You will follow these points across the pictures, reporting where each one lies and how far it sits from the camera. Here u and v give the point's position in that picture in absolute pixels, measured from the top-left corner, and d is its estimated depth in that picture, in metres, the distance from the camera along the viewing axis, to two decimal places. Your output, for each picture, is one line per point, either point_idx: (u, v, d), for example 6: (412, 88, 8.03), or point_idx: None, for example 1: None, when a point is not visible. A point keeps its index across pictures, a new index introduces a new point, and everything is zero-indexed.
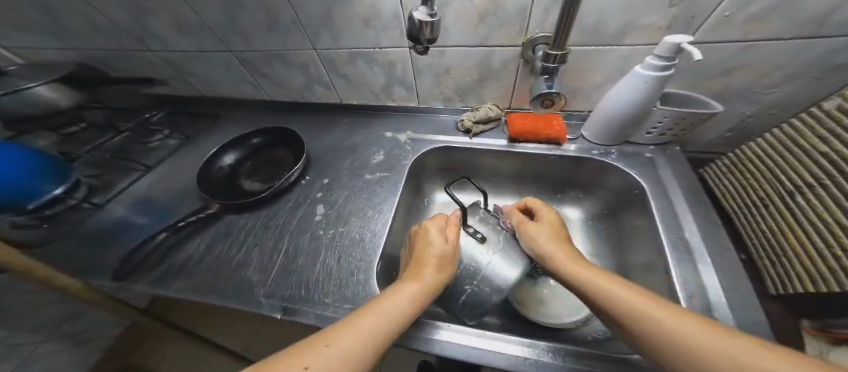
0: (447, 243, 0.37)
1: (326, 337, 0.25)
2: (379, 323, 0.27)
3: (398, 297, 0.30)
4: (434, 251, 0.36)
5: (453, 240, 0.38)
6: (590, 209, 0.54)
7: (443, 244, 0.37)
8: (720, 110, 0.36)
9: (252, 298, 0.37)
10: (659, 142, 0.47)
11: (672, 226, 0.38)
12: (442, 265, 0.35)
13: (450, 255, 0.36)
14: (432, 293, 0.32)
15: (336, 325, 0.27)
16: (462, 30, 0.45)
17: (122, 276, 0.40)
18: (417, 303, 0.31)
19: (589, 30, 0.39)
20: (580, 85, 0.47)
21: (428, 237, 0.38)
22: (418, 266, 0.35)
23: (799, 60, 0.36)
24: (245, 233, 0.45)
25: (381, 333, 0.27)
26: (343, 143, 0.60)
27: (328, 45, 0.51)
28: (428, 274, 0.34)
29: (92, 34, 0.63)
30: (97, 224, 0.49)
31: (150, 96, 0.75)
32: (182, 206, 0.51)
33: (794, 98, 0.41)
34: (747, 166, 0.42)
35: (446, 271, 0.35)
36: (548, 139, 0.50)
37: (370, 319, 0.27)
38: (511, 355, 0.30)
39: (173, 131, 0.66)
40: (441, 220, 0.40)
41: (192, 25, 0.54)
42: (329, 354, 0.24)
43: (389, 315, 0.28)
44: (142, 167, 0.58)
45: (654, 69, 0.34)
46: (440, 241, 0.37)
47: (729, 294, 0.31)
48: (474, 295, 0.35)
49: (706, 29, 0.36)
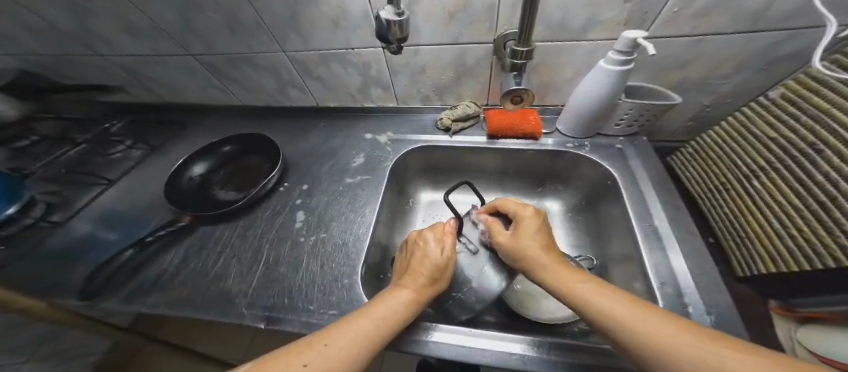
0: (443, 254, 0.35)
1: (325, 337, 0.26)
2: (372, 328, 0.27)
3: (393, 302, 0.30)
4: (429, 261, 0.34)
5: (450, 251, 0.36)
6: (570, 200, 0.55)
7: (439, 255, 0.35)
8: (678, 101, 0.39)
9: (230, 311, 0.36)
10: (627, 134, 0.49)
11: (643, 215, 0.40)
12: (436, 278, 0.34)
13: (445, 267, 0.35)
14: (426, 301, 0.32)
15: (330, 327, 0.27)
16: (434, 29, 0.44)
17: (88, 296, 0.38)
18: (411, 310, 0.30)
19: (554, 27, 0.40)
20: (551, 80, 0.48)
21: (424, 247, 0.36)
22: (414, 273, 0.34)
23: (746, 51, 0.38)
24: (221, 245, 0.44)
25: (375, 338, 0.27)
26: (322, 147, 0.59)
27: (298, 47, 0.50)
28: (422, 283, 0.33)
29: (41, 40, 0.59)
30: (61, 243, 0.46)
31: (109, 104, 0.71)
32: (153, 220, 0.48)
33: (745, 87, 0.43)
34: (708, 154, 0.45)
35: (439, 282, 0.34)
36: (524, 134, 0.51)
37: (363, 322, 0.27)
38: (497, 351, 0.31)
39: (136, 141, 0.63)
40: (439, 230, 0.38)
41: (152, 30, 0.51)
42: (327, 352, 0.24)
43: (383, 320, 0.28)
44: (103, 180, 0.55)
45: (616, 63, 0.36)
46: (436, 251, 0.35)
47: (695, 277, 0.33)
48: (460, 302, 0.36)
49: (659, 24, 0.37)
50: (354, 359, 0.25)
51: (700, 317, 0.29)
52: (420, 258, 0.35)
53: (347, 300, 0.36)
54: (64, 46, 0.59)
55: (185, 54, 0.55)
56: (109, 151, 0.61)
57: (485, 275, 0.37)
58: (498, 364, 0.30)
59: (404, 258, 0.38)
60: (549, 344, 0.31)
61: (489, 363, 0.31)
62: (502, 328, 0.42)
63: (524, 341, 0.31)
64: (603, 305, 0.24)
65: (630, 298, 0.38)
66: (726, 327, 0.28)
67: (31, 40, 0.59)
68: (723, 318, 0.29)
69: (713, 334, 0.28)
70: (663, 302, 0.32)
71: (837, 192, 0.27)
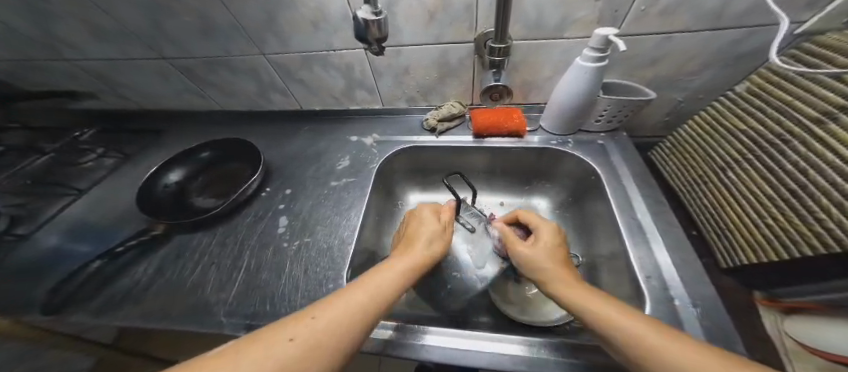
0: (438, 223, 0.40)
1: (313, 310, 0.23)
2: (364, 299, 0.25)
3: (389, 271, 0.30)
4: (427, 227, 0.38)
5: (447, 221, 0.41)
6: (557, 197, 0.56)
7: (437, 225, 0.39)
8: (653, 96, 0.39)
9: (208, 321, 0.34)
10: (608, 129, 0.50)
11: (625, 209, 0.41)
12: (432, 241, 0.37)
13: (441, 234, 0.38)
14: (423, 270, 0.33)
15: (322, 301, 0.25)
16: (414, 29, 0.44)
17: (54, 311, 0.35)
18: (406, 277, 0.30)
19: (531, 25, 0.40)
20: (533, 79, 0.49)
21: (421, 217, 0.41)
22: (411, 241, 0.37)
23: (713, 48, 0.40)
24: (199, 253, 0.42)
25: (367, 310, 0.25)
26: (306, 150, 0.58)
27: (277, 49, 0.49)
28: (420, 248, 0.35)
29: (4, 46, 0.56)
30: (26, 257, 0.43)
31: (81, 111, 0.68)
32: (128, 230, 0.46)
33: (716, 83, 0.45)
34: (685, 148, 0.46)
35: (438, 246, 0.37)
36: (509, 132, 0.51)
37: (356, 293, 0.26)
38: (486, 353, 0.30)
39: (108, 149, 0.61)
40: (435, 206, 0.44)
41: (124, 34, 0.50)
42: (314, 326, 0.22)
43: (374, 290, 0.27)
44: (73, 190, 0.53)
45: (591, 60, 0.36)
46: (431, 219, 0.40)
47: (678, 269, 0.33)
48: None
49: (629, 21, 0.38)
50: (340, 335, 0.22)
51: (686, 310, 0.29)
52: (417, 225, 0.40)
53: None
54: (29, 51, 0.56)
55: (159, 58, 0.54)
56: (79, 160, 0.58)
57: None
58: (487, 366, 0.30)
59: (403, 230, 0.42)
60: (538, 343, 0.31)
61: (477, 366, 0.30)
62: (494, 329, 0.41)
63: (520, 340, 0.31)
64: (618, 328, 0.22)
65: (618, 293, 0.38)
66: (711, 320, 0.28)
67: None
68: (708, 310, 0.29)
69: (699, 327, 0.28)
70: (649, 296, 0.32)
71: (807, 181, 0.28)
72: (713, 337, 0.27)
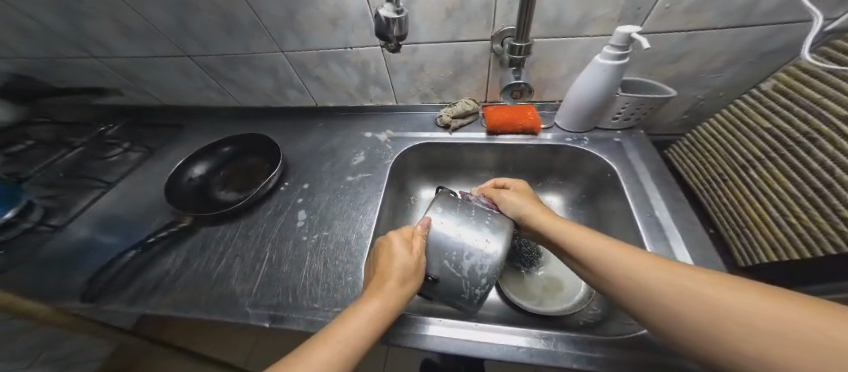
0: (411, 254, 0.32)
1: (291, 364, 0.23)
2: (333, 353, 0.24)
3: (359, 318, 0.27)
4: (398, 262, 0.31)
5: (418, 251, 0.33)
6: (570, 194, 0.56)
7: (407, 256, 0.31)
8: (673, 95, 0.39)
9: (238, 309, 0.36)
10: (624, 127, 0.50)
11: (643, 206, 0.41)
12: (404, 279, 0.30)
13: (413, 266, 0.32)
14: (396, 308, 0.29)
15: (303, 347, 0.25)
16: (430, 27, 0.45)
17: (92, 298, 0.38)
18: (376, 322, 0.27)
19: (551, 23, 0.40)
20: (549, 76, 0.49)
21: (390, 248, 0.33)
22: (381, 276, 0.31)
23: (736, 46, 0.39)
24: (224, 245, 0.44)
25: (385, 314, 0.28)
26: (321, 146, 0.59)
27: (296, 46, 0.50)
28: (391, 287, 0.30)
29: (33, 44, 0.58)
30: (60, 248, 0.45)
31: (103, 107, 0.70)
32: (155, 222, 0.48)
33: (736, 81, 0.44)
34: (703, 146, 0.45)
35: (413, 280, 0.31)
36: (523, 129, 0.51)
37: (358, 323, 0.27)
38: (506, 345, 0.31)
39: (133, 144, 0.63)
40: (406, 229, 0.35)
41: (148, 32, 0.51)
42: None
43: (346, 340, 0.25)
44: (102, 184, 0.55)
45: (611, 58, 0.36)
46: (402, 252, 0.32)
47: (699, 266, 0.33)
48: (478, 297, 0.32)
49: (652, 20, 0.38)
50: (374, 331, 0.27)
51: None
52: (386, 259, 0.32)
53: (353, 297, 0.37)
54: (59, 49, 0.58)
55: (182, 55, 0.55)
56: (107, 154, 0.61)
57: (484, 253, 0.32)
58: (506, 358, 0.31)
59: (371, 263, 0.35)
60: (555, 336, 0.31)
61: (497, 357, 0.31)
62: (509, 323, 0.42)
63: (542, 334, 0.31)
64: (622, 268, 0.24)
65: None
66: None
67: (22, 43, 0.59)
68: None
69: None
70: None
71: (833, 179, 0.28)
72: None
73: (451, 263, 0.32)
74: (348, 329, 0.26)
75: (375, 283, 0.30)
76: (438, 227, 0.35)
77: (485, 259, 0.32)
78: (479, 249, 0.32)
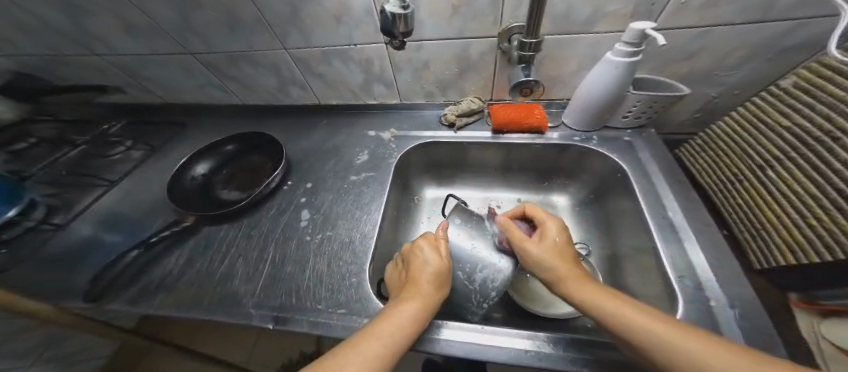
0: (442, 260, 0.34)
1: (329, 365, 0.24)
2: (379, 350, 0.25)
3: (399, 319, 0.28)
4: (430, 268, 0.33)
5: (447, 258, 0.35)
6: (577, 194, 0.55)
7: (438, 262, 0.33)
8: (687, 93, 0.38)
9: (242, 310, 0.35)
10: (635, 126, 0.49)
11: (655, 207, 0.40)
12: (439, 283, 0.32)
13: (444, 272, 0.33)
14: (435, 309, 0.30)
15: (341, 348, 0.26)
16: (436, 24, 0.44)
17: (95, 298, 0.37)
18: (417, 323, 0.28)
19: (561, 19, 0.39)
20: (557, 74, 0.48)
21: (420, 255, 0.34)
22: (416, 281, 0.32)
23: (753, 43, 0.38)
24: (226, 245, 0.43)
25: (425, 315, 0.29)
26: (324, 145, 0.59)
27: (299, 44, 0.50)
28: (427, 290, 0.31)
29: (34, 41, 0.58)
30: (62, 247, 0.45)
31: (105, 105, 0.70)
32: (157, 221, 0.48)
33: (752, 78, 0.43)
34: (718, 145, 0.44)
35: (444, 287, 0.32)
36: (530, 128, 0.50)
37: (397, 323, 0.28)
38: (514, 349, 0.30)
39: (135, 142, 0.62)
40: (430, 239, 0.36)
41: (151, 30, 0.51)
42: None
43: (389, 338, 0.27)
44: (105, 182, 0.54)
45: (623, 55, 0.35)
46: (434, 259, 0.34)
47: (714, 269, 0.32)
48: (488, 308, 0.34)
49: (666, 15, 0.37)
50: (414, 331, 0.28)
51: (722, 311, 0.29)
52: (417, 264, 0.34)
53: (358, 298, 0.36)
54: (61, 47, 0.58)
55: (184, 52, 0.55)
56: (109, 153, 0.60)
57: (495, 265, 0.34)
58: (515, 362, 0.30)
59: (400, 269, 0.36)
60: (565, 339, 0.30)
61: (505, 361, 0.30)
62: (515, 325, 0.41)
63: (553, 339, 0.31)
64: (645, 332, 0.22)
65: (644, 292, 0.38)
66: (749, 321, 0.27)
67: (24, 41, 0.58)
68: (746, 312, 0.28)
69: (736, 328, 0.27)
70: (683, 296, 0.31)
71: None
72: (750, 338, 0.27)
73: (461, 275, 0.35)
74: (389, 330, 0.27)
75: (409, 286, 0.32)
76: (454, 241, 0.37)
77: (497, 273, 0.34)
78: (493, 264, 0.34)
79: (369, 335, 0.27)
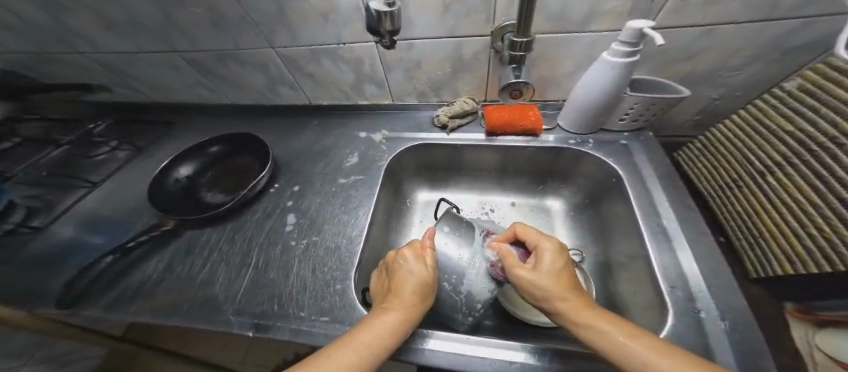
0: (428, 270, 0.32)
1: None
2: (355, 359, 0.24)
3: (379, 327, 0.27)
4: (414, 277, 0.31)
5: (432, 267, 0.33)
6: (573, 199, 0.53)
7: (423, 270, 0.32)
8: (686, 95, 0.36)
9: (220, 316, 0.34)
10: (632, 129, 0.47)
11: (650, 213, 0.38)
12: (423, 293, 0.31)
13: (429, 282, 0.32)
14: (417, 319, 0.29)
15: (316, 357, 0.25)
16: (426, 22, 0.42)
17: (68, 305, 0.36)
18: (397, 333, 0.27)
19: (555, 17, 0.38)
20: (552, 74, 0.46)
21: (404, 265, 0.33)
22: (399, 291, 0.30)
23: (757, 43, 0.36)
24: (209, 249, 0.42)
25: (406, 324, 0.28)
26: (314, 146, 0.57)
27: (287, 42, 0.48)
28: (410, 299, 0.30)
29: (18, 38, 0.57)
30: (42, 249, 0.44)
31: (93, 104, 0.69)
32: (140, 223, 0.47)
33: (756, 79, 0.41)
34: (717, 149, 0.43)
35: (428, 297, 0.31)
36: (524, 131, 0.49)
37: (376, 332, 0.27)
38: (497, 360, 0.29)
39: (121, 142, 0.61)
40: (417, 247, 0.35)
41: (135, 27, 0.50)
42: None
43: (366, 347, 0.25)
44: (87, 183, 0.53)
45: (619, 55, 0.34)
46: (419, 268, 0.32)
47: (711, 279, 0.31)
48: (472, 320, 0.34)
49: (666, 13, 0.35)
50: (394, 340, 0.27)
51: (713, 324, 0.27)
52: (402, 274, 0.32)
53: (340, 306, 0.35)
54: (46, 44, 0.57)
55: (171, 51, 0.53)
56: (93, 153, 0.59)
57: (483, 277, 0.33)
58: None
59: (383, 281, 0.34)
60: (550, 351, 0.29)
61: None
62: (504, 334, 0.40)
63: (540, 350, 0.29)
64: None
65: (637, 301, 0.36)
66: (742, 335, 0.26)
67: (7, 38, 0.57)
68: (741, 324, 0.27)
69: (728, 342, 0.26)
70: (673, 308, 0.29)
71: None
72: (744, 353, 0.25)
73: (447, 286, 0.34)
74: (367, 340, 0.26)
75: (392, 295, 0.30)
76: (441, 249, 0.36)
77: (484, 285, 0.33)
78: (481, 275, 0.33)
79: (346, 344, 0.26)
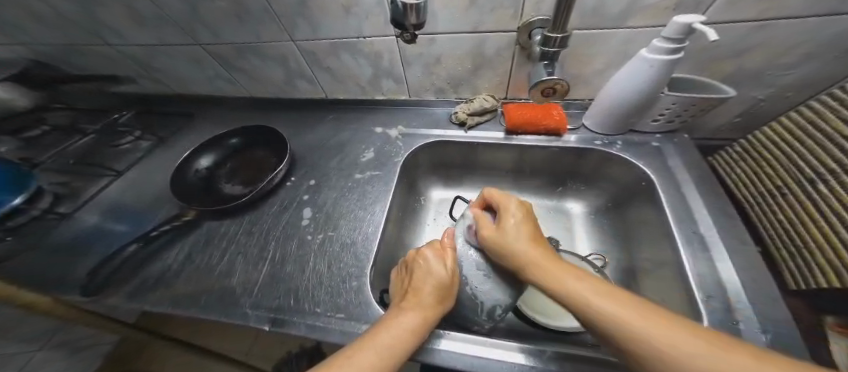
0: (449, 273, 0.30)
1: None
2: (374, 360, 0.24)
3: (397, 328, 0.26)
4: (435, 277, 0.30)
5: (454, 267, 0.31)
6: (594, 202, 0.51)
7: (444, 271, 0.30)
8: (732, 95, 0.34)
9: (236, 310, 0.34)
10: (665, 130, 0.45)
11: (684, 219, 0.36)
12: (443, 295, 0.29)
13: (450, 282, 0.30)
14: (436, 321, 0.28)
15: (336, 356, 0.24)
16: (450, 17, 0.41)
17: (92, 292, 0.37)
18: (416, 334, 0.26)
19: (591, 12, 0.36)
20: (581, 72, 0.44)
21: (425, 264, 0.31)
22: (418, 291, 0.30)
23: (813, 40, 0.34)
24: (226, 241, 0.43)
25: (425, 326, 0.27)
26: (329, 140, 0.57)
27: (308, 35, 0.48)
28: (429, 300, 0.29)
29: (47, 29, 0.58)
30: (67, 236, 0.45)
31: (116, 95, 0.70)
32: (160, 213, 0.48)
33: (807, 80, 0.38)
34: (759, 154, 0.40)
35: (449, 299, 0.30)
36: (547, 130, 0.47)
37: (393, 336, 0.26)
38: (516, 364, 0.28)
39: (144, 132, 0.62)
40: (438, 246, 0.33)
41: (158, 19, 0.50)
42: None
43: (384, 349, 0.25)
44: (113, 172, 0.54)
45: (660, 52, 0.32)
46: (439, 269, 0.30)
47: (755, 292, 0.29)
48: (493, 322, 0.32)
49: (716, 8, 0.33)
50: (412, 343, 0.26)
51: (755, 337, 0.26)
52: (423, 274, 0.31)
53: (356, 303, 0.34)
54: (76, 36, 0.58)
55: (194, 43, 0.54)
56: (118, 142, 0.60)
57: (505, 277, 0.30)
58: None
59: (403, 277, 0.34)
60: (574, 357, 0.28)
61: None
62: (523, 338, 0.38)
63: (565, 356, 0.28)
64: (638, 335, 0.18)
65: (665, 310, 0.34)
66: (789, 351, 0.24)
67: (38, 29, 0.59)
68: (787, 338, 0.25)
69: None
70: (706, 317, 0.28)
71: None
72: None
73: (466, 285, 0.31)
74: (385, 340, 0.25)
75: (411, 295, 0.30)
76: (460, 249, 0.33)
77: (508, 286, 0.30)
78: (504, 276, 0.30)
79: (367, 343, 0.25)
